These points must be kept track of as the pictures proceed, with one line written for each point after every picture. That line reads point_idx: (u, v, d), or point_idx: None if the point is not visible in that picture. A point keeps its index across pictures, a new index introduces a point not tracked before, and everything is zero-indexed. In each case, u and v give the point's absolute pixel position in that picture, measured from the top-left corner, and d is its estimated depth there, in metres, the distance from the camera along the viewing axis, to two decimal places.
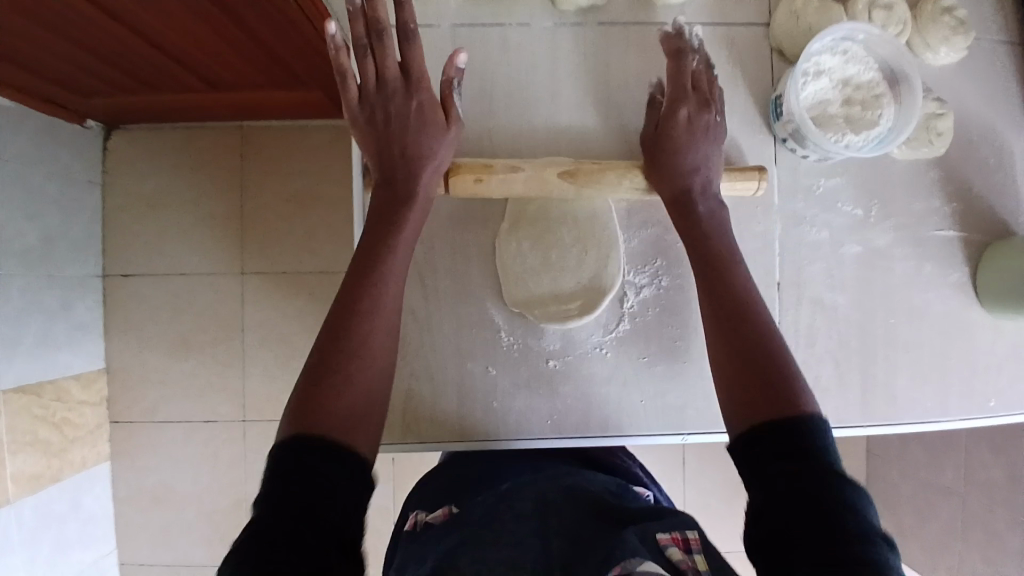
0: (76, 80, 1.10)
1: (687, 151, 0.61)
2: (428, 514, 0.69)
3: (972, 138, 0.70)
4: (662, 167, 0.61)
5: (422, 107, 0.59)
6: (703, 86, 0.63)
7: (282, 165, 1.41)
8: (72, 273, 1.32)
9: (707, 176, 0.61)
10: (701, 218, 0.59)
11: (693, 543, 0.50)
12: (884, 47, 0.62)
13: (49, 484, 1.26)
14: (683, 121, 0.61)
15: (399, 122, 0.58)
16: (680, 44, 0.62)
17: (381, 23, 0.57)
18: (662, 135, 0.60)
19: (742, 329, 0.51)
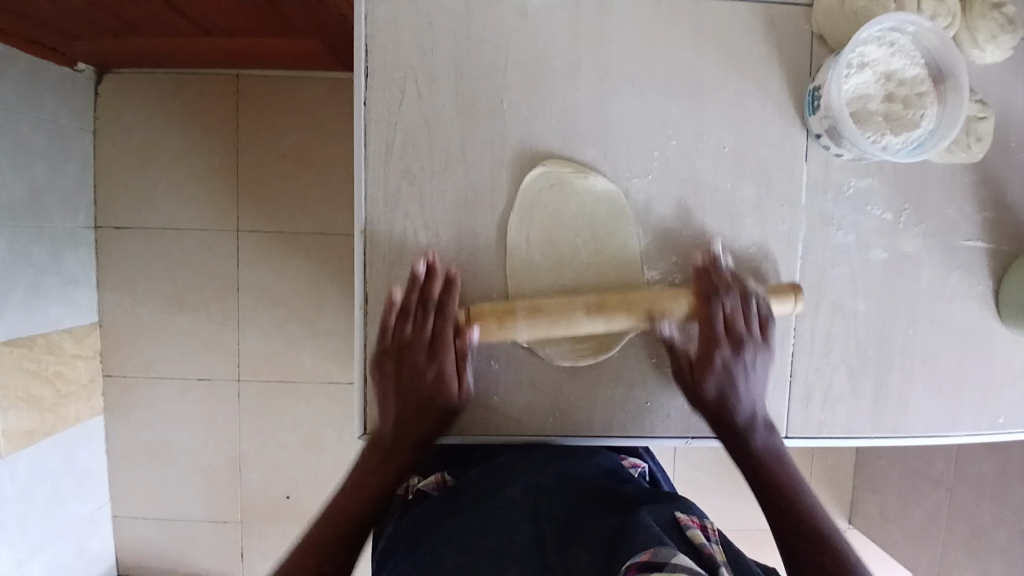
0: (61, 21, 1.04)
1: (727, 388, 0.59)
2: (420, 480, 0.68)
3: (1016, 141, 0.66)
4: (709, 401, 0.60)
5: (441, 379, 0.59)
6: (740, 329, 0.59)
7: (281, 120, 1.35)
8: (62, 225, 1.28)
9: (750, 413, 0.60)
10: (753, 455, 0.60)
11: (710, 531, 0.52)
12: (934, 42, 0.57)
13: (42, 438, 1.25)
14: (723, 365, 0.59)
15: (416, 372, 0.58)
16: (712, 268, 0.60)
17: (428, 300, 0.58)
18: (706, 374, 0.59)
19: (799, 530, 0.56)
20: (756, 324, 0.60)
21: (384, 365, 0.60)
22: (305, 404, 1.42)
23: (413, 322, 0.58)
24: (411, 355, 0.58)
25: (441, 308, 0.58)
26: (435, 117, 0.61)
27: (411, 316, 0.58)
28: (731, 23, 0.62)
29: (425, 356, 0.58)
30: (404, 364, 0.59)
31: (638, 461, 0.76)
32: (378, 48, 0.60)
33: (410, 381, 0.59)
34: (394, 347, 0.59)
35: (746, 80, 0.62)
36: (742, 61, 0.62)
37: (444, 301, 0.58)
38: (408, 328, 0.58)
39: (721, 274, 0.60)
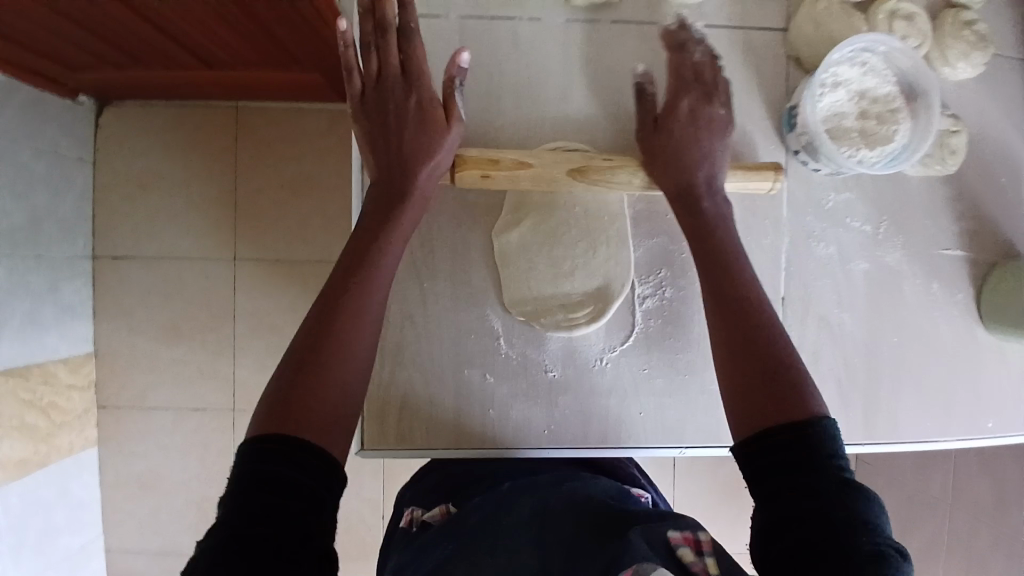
0: (66, 52, 1.07)
1: (692, 159, 0.59)
2: (425, 511, 0.70)
3: (988, 155, 0.69)
4: (666, 167, 0.59)
5: (423, 105, 0.58)
6: (705, 85, 0.62)
7: (279, 151, 1.38)
8: (59, 254, 1.29)
9: (711, 173, 0.59)
10: (705, 216, 0.57)
11: (703, 545, 0.51)
12: (903, 60, 0.60)
13: (36, 469, 1.24)
14: (691, 117, 0.60)
15: (400, 114, 0.58)
16: (679, 38, 0.63)
17: (389, 23, 0.58)
18: (667, 147, 0.59)
19: (736, 322, 0.50)
20: (717, 88, 0.62)
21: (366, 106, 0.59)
22: None
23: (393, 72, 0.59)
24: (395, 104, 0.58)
25: (416, 69, 0.59)
26: None
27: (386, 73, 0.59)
28: (711, 48, 0.65)
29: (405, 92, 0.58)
30: (386, 101, 0.58)
31: (643, 491, 0.76)
32: None
33: (395, 93, 0.58)
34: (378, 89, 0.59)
35: (728, 101, 0.65)
36: (724, 83, 0.65)
37: (408, 21, 0.58)
38: (382, 56, 0.58)
39: (690, 51, 0.63)
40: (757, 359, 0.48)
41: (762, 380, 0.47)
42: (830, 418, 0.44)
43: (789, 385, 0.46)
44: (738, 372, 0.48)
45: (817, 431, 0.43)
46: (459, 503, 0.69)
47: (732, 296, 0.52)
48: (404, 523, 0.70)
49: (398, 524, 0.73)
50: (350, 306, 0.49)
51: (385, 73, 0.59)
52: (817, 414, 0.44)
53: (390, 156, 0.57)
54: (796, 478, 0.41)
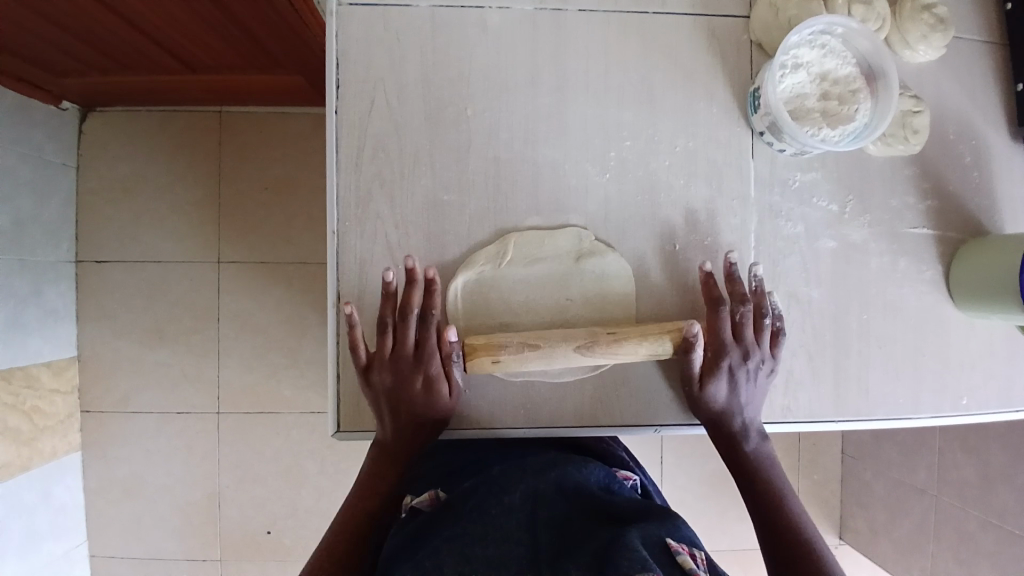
0: (48, 57, 1.08)
1: (738, 406, 0.64)
2: (415, 497, 0.71)
3: (949, 135, 0.71)
4: (709, 409, 0.64)
5: (430, 383, 0.61)
6: (753, 337, 0.63)
7: (260, 154, 1.38)
8: (44, 259, 1.28)
9: (746, 418, 0.64)
10: (745, 457, 0.64)
11: (699, 560, 0.53)
12: (864, 43, 0.62)
13: (18, 472, 1.23)
14: (725, 371, 0.62)
15: (406, 388, 0.61)
16: (729, 275, 0.63)
17: (409, 305, 0.60)
18: (711, 382, 0.62)
19: (785, 540, 0.60)
20: (770, 335, 0.64)
21: (369, 372, 0.62)
22: (283, 436, 1.40)
23: (418, 382, 0.61)
24: (426, 398, 0.62)
25: (427, 318, 0.60)
26: (405, 125, 0.65)
27: (393, 323, 0.61)
28: (677, 34, 0.67)
29: (413, 371, 0.61)
30: (395, 369, 0.61)
31: (629, 472, 0.77)
32: (349, 63, 0.64)
33: (405, 398, 0.62)
34: (386, 348, 0.61)
35: (694, 86, 0.67)
36: (689, 68, 0.67)
37: (426, 306, 0.60)
38: (403, 338, 0.60)
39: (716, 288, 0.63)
40: (803, 566, 0.58)
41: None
42: None
43: None
44: (785, 564, 0.59)
45: None
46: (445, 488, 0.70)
47: (784, 515, 0.62)
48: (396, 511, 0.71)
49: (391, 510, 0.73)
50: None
51: (393, 347, 0.61)
52: None
53: (394, 416, 0.62)
54: None
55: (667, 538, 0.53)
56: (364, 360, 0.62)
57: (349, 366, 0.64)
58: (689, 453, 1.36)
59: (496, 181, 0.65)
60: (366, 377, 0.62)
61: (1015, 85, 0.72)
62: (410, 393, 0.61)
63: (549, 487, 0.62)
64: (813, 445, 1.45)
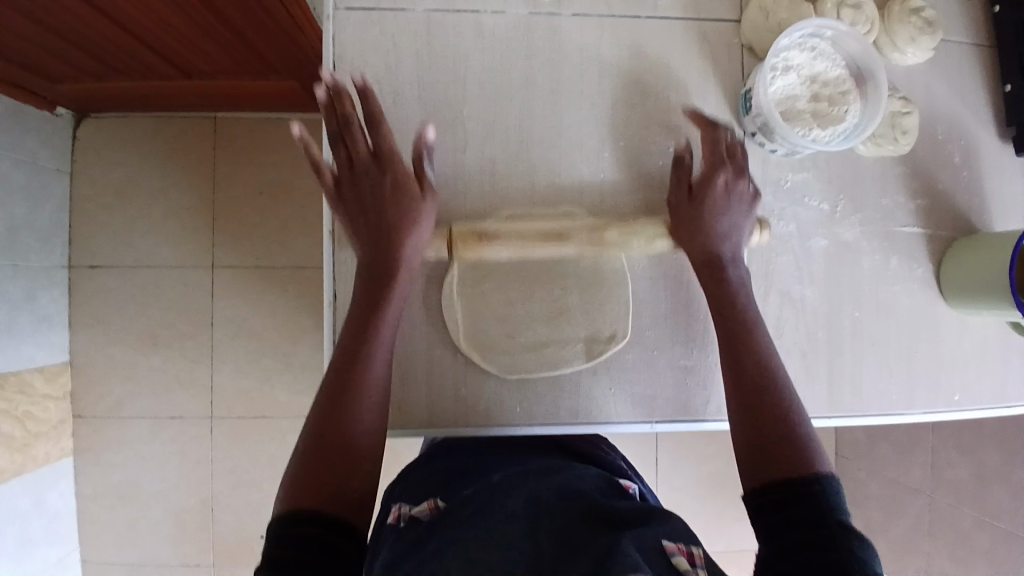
0: (43, 63, 1.08)
1: (719, 219, 0.63)
2: (413, 507, 0.67)
3: (938, 136, 0.72)
4: (696, 237, 0.64)
5: (400, 184, 0.61)
6: (722, 154, 0.64)
7: (256, 158, 1.38)
8: (38, 264, 1.28)
9: (737, 245, 0.64)
10: (730, 285, 0.62)
11: (696, 557, 0.53)
12: (853, 46, 0.63)
13: (11, 478, 1.22)
14: (705, 197, 0.63)
15: (372, 195, 0.60)
16: (709, 119, 0.65)
17: (349, 113, 0.60)
18: (693, 211, 0.63)
19: (758, 394, 0.56)
20: (733, 152, 0.65)
21: (337, 193, 0.61)
22: (279, 441, 1.40)
23: (384, 187, 0.60)
24: (392, 196, 0.60)
25: (374, 119, 0.60)
26: (402, 128, 0.65)
27: (343, 137, 0.61)
28: (669, 38, 0.68)
29: (378, 177, 0.61)
30: (358, 180, 0.61)
31: (630, 481, 0.76)
32: (346, 66, 0.65)
33: (373, 213, 0.61)
34: (344, 165, 0.61)
35: (687, 88, 0.68)
36: (682, 71, 0.68)
37: (369, 107, 0.60)
38: (351, 144, 0.60)
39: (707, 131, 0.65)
40: (766, 419, 0.54)
41: (778, 437, 0.53)
42: (830, 474, 0.50)
43: (791, 444, 0.52)
44: (750, 427, 0.54)
45: (821, 484, 0.48)
46: (446, 497, 0.66)
47: (755, 365, 0.58)
48: (391, 520, 0.66)
49: (384, 520, 0.70)
50: (346, 413, 0.54)
51: (348, 154, 0.60)
52: (816, 468, 0.50)
53: (366, 236, 0.61)
54: (796, 515, 0.47)
55: (664, 540, 0.53)
56: (325, 188, 0.61)
57: None
58: (684, 456, 1.36)
59: (492, 182, 0.66)
60: (333, 198, 0.61)
61: (1003, 86, 0.73)
62: (376, 205, 0.61)
63: (552, 495, 0.61)
64: None
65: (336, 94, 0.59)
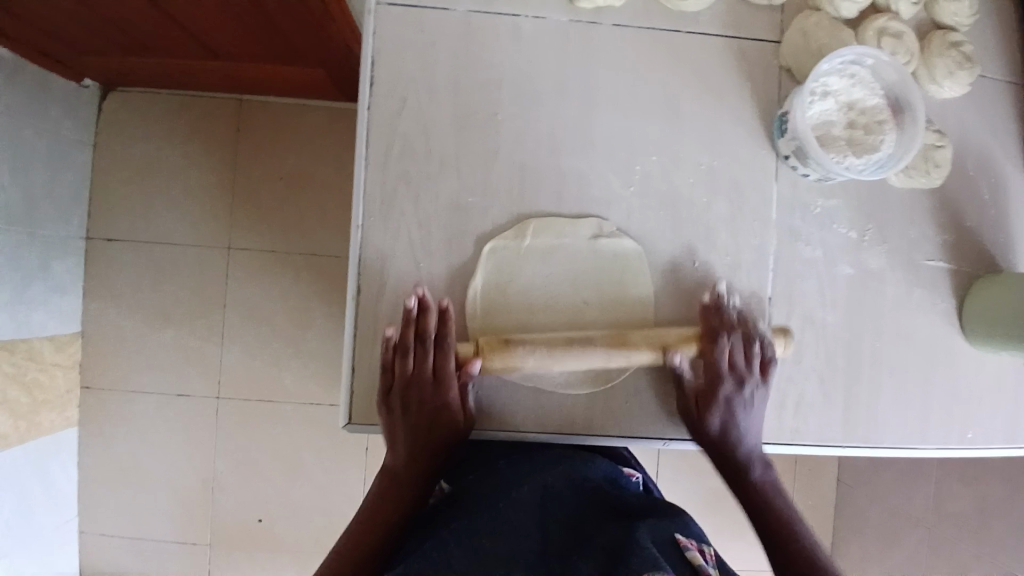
0: (75, 35, 1.08)
1: (729, 423, 0.65)
2: (416, 488, 0.69)
3: (969, 171, 0.71)
4: (709, 434, 0.65)
5: (450, 409, 0.63)
6: (744, 372, 0.64)
7: (279, 143, 1.39)
8: (55, 234, 1.28)
9: (746, 447, 0.66)
10: (749, 481, 0.67)
11: (708, 554, 0.55)
12: (893, 76, 0.63)
13: (15, 445, 1.22)
14: (722, 407, 0.64)
15: (427, 415, 0.63)
16: (719, 306, 0.64)
17: (427, 331, 0.62)
18: (708, 412, 0.64)
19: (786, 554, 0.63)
20: (764, 375, 0.65)
21: (390, 399, 0.63)
22: (282, 426, 1.40)
23: (440, 414, 0.63)
24: (443, 419, 0.64)
25: (443, 343, 0.63)
26: (434, 127, 0.65)
27: (407, 360, 0.62)
28: (707, 54, 0.68)
29: (433, 392, 0.63)
30: (414, 394, 0.63)
31: (633, 470, 0.79)
32: (383, 62, 0.65)
33: (424, 420, 0.64)
34: (402, 378, 0.62)
35: (721, 105, 0.68)
36: (718, 88, 0.68)
37: (442, 333, 0.62)
38: (417, 364, 0.62)
39: (725, 311, 0.64)
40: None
41: None
42: None
43: None
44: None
45: None
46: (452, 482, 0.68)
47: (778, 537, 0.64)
48: None
49: None
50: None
51: (411, 368, 0.62)
52: None
53: (414, 441, 0.64)
54: None
55: (676, 534, 0.56)
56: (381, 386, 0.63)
57: (364, 358, 0.65)
58: (685, 470, 1.36)
59: (521, 187, 0.66)
60: (385, 404, 0.63)
61: None
62: (427, 417, 0.63)
63: (559, 483, 0.63)
64: (808, 470, 1.45)
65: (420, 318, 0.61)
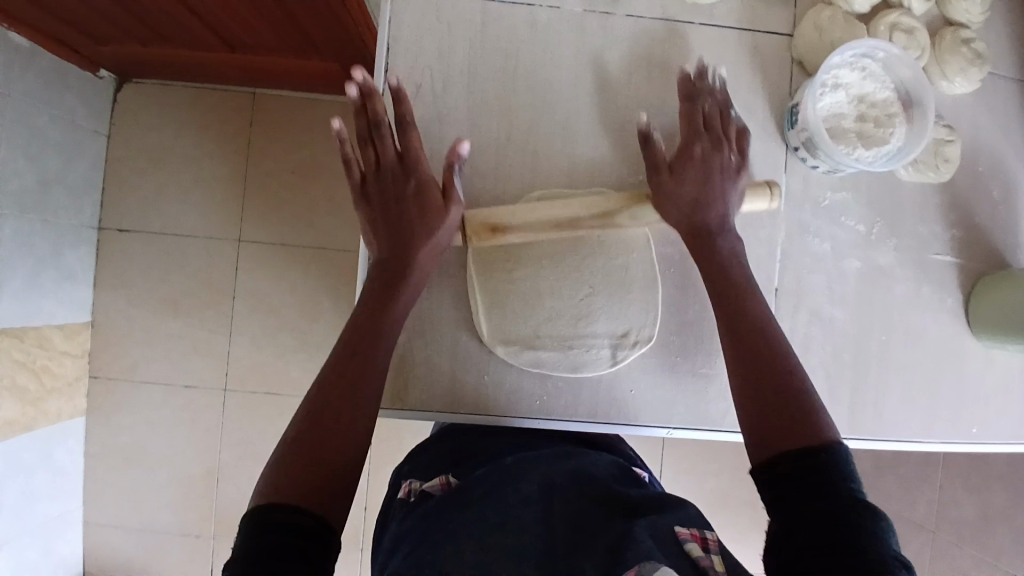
0: (93, 23, 1.10)
1: (705, 194, 0.62)
2: (424, 483, 0.69)
3: (979, 168, 0.72)
4: (679, 210, 0.62)
5: (422, 186, 0.62)
6: (717, 127, 0.64)
7: (291, 136, 1.40)
8: (67, 221, 1.30)
9: (724, 214, 0.62)
10: (721, 256, 0.61)
11: (710, 542, 0.53)
12: (904, 70, 0.63)
13: (22, 431, 1.23)
14: (693, 171, 0.62)
15: (398, 198, 0.62)
16: (694, 83, 0.65)
17: (380, 115, 0.61)
18: (678, 181, 0.62)
19: (764, 369, 0.54)
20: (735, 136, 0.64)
21: (362, 187, 0.63)
22: (287, 418, 1.41)
23: (410, 190, 0.62)
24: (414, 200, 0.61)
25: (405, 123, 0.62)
26: (449, 114, 0.66)
27: (372, 139, 0.62)
28: (720, 47, 0.68)
29: (401, 175, 0.62)
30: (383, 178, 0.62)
31: (640, 468, 0.79)
32: (399, 49, 0.66)
33: (394, 207, 0.62)
34: (370, 165, 0.63)
35: (733, 98, 0.68)
36: (730, 81, 0.68)
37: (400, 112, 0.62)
38: (380, 146, 0.62)
39: (705, 90, 0.65)
40: (773, 394, 0.53)
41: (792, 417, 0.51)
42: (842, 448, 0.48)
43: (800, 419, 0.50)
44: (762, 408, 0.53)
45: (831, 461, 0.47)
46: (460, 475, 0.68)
47: (764, 337, 0.56)
48: (402, 495, 0.69)
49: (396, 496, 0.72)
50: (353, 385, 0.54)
51: (375, 146, 0.62)
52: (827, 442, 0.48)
53: (386, 232, 0.62)
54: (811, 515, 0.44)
55: (676, 526, 0.54)
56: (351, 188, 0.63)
57: None
58: (689, 469, 1.36)
59: (533, 175, 0.67)
60: (356, 195, 0.63)
61: None
62: (398, 198, 0.62)
63: (563, 481, 0.63)
64: None
65: (369, 94, 0.60)
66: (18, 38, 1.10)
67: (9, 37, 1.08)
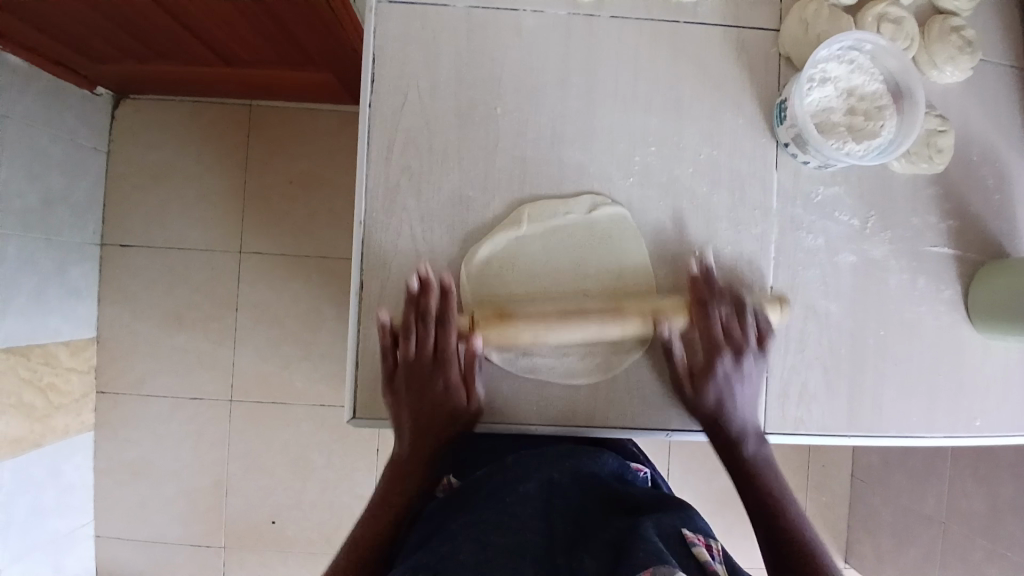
0: (89, 43, 1.11)
1: (725, 395, 0.64)
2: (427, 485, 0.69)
3: (973, 158, 0.71)
4: (699, 406, 0.64)
5: (452, 391, 0.63)
6: (737, 334, 0.64)
7: (288, 147, 1.41)
8: (70, 239, 1.31)
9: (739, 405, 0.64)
10: (737, 445, 0.64)
11: (715, 550, 0.54)
12: (892, 62, 0.63)
13: (30, 448, 1.24)
14: (717, 377, 0.63)
15: (429, 396, 0.63)
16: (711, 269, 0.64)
17: (427, 308, 0.62)
18: (700, 384, 0.64)
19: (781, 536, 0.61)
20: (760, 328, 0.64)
21: (393, 383, 0.63)
22: (292, 428, 1.42)
23: (440, 387, 0.62)
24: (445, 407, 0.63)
25: (444, 320, 0.62)
26: (436, 122, 0.66)
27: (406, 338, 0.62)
28: (706, 45, 0.68)
29: (434, 372, 0.62)
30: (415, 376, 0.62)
31: (641, 464, 0.79)
32: (386, 58, 0.66)
33: (428, 403, 0.63)
34: (405, 359, 0.62)
35: (721, 95, 0.68)
36: (718, 78, 0.68)
37: (444, 312, 0.62)
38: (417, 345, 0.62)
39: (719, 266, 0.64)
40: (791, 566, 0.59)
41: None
42: None
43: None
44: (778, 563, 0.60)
45: None
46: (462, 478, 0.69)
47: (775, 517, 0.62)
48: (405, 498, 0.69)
49: None
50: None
51: (410, 345, 0.62)
52: None
53: (417, 431, 0.63)
54: None
55: (682, 528, 0.54)
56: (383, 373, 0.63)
57: (368, 355, 0.66)
58: (694, 467, 1.35)
59: (522, 180, 0.67)
60: (388, 389, 0.63)
61: None
62: (430, 401, 0.63)
63: (563, 476, 0.62)
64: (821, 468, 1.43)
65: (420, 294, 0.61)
66: (16, 60, 1.11)
67: (6, 59, 1.10)
